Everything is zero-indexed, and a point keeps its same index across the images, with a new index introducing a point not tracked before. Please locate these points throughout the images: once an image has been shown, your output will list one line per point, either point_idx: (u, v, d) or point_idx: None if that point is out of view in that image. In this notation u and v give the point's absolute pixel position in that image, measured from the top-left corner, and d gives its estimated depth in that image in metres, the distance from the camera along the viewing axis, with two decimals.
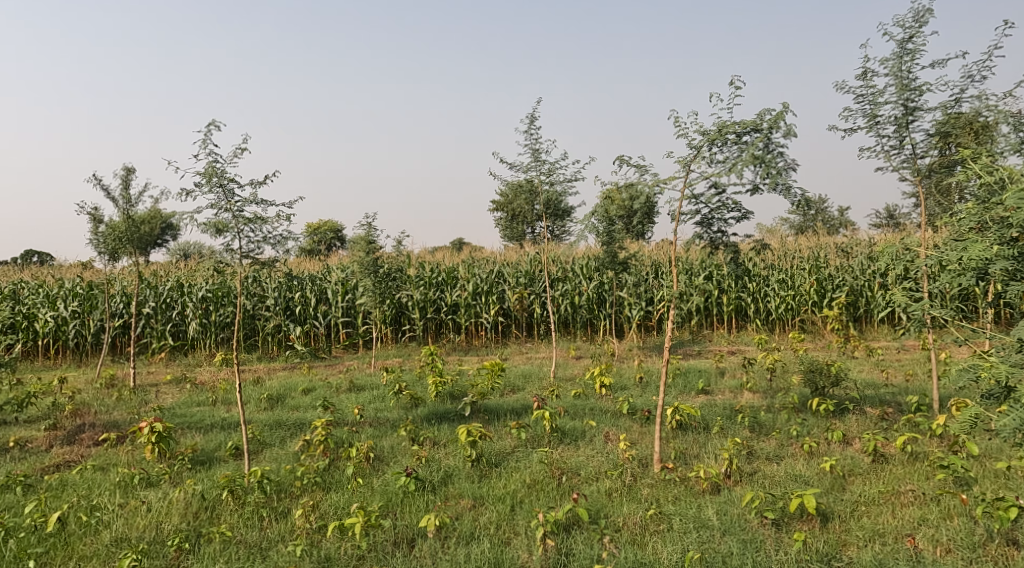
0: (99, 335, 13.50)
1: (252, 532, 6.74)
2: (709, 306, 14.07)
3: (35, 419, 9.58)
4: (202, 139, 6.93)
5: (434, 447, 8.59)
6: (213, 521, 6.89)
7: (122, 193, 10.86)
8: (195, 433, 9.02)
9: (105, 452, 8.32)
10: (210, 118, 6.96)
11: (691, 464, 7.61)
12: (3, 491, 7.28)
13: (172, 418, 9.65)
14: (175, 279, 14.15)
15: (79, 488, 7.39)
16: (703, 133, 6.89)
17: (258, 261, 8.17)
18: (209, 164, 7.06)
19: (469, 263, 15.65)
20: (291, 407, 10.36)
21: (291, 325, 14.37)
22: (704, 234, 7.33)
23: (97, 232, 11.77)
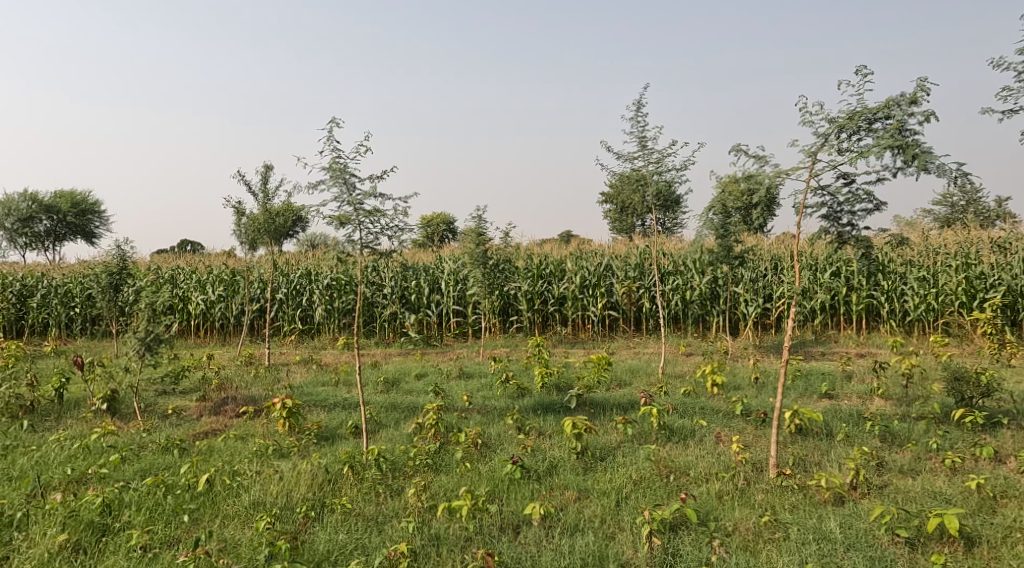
0: (240, 317, 14.63)
1: (369, 506, 7.20)
2: (837, 304, 13.65)
3: (189, 390, 10.61)
4: (327, 137, 7.46)
5: (540, 437, 8.86)
6: (335, 493, 7.41)
7: (262, 187, 11.74)
8: (320, 410, 9.69)
9: (245, 423, 9.09)
10: (335, 117, 7.50)
11: (811, 471, 7.49)
12: (164, 453, 8.16)
13: (301, 396, 10.38)
14: (304, 268, 15.10)
15: (223, 454, 8.14)
16: (832, 121, 6.74)
17: (377, 251, 8.67)
18: (334, 159, 7.59)
19: (578, 255, 15.78)
20: (405, 391, 10.90)
21: (407, 313, 15.07)
22: (831, 227, 7.16)
23: (237, 224, 12.76)
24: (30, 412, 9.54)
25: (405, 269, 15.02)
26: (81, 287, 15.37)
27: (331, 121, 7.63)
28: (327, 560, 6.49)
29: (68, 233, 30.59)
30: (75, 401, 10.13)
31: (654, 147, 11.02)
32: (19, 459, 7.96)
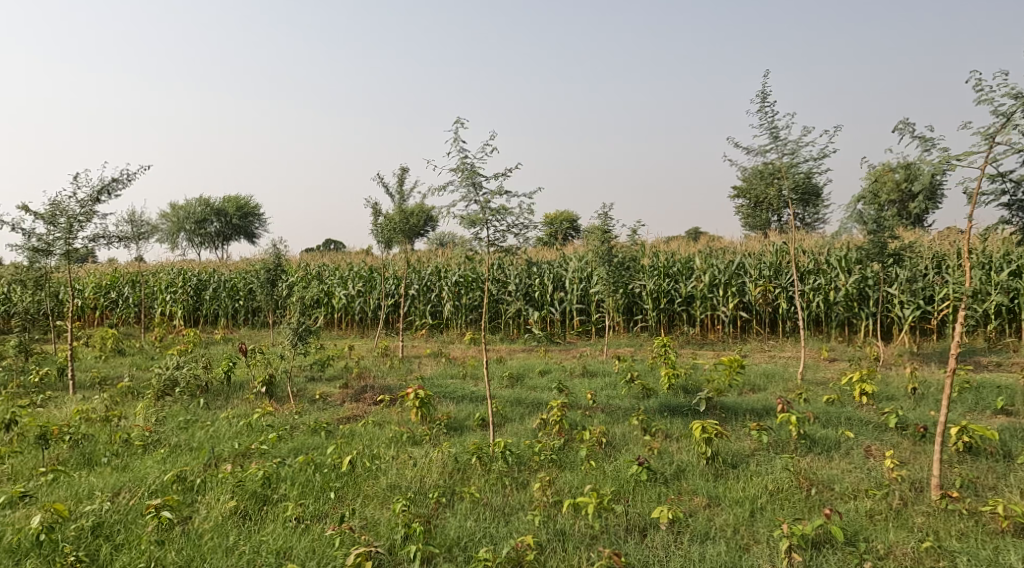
0: (377, 311, 15.17)
1: (496, 497, 7.21)
2: (1015, 308, 12.35)
3: (332, 376, 11.20)
4: (454, 140, 7.59)
5: (667, 440, 8.57)
6: (464, 482, 7.48)
7: (398, 189, 12.04)
8: (449, 402, 9.83)
9: (382, 410, 9.40)
10: (460, 120, 7.62)
11: (983, 496, 6.79)
12: (313, 434, 8.66)
13: (430, 387, 10.59)
14: (434, 264, 15.43)
15: (363, 438, 8.44)
16: (1016, 97, 6.07)
17: (505, 248, 8.69)
18: (463, 161, 7.70)
19: (707, 253, 15.20)
20: (529, 386, 10.88)
21: (530, 310, 15.09)
22: (1012, 218, 6.46)
23: (373, 225, 13.23)
24: (205, 392, 10.72)
25: (529, 267, 15.22)
26: (245, 281, 16.41)
27: (456, 125, 7.75)
28: (457, 546, 6.55)
29: (237, 232, 32.86)
30: (240, 384, 11.20)
31: (789, 138, 10.37)
32: (197, 431, 8.93)
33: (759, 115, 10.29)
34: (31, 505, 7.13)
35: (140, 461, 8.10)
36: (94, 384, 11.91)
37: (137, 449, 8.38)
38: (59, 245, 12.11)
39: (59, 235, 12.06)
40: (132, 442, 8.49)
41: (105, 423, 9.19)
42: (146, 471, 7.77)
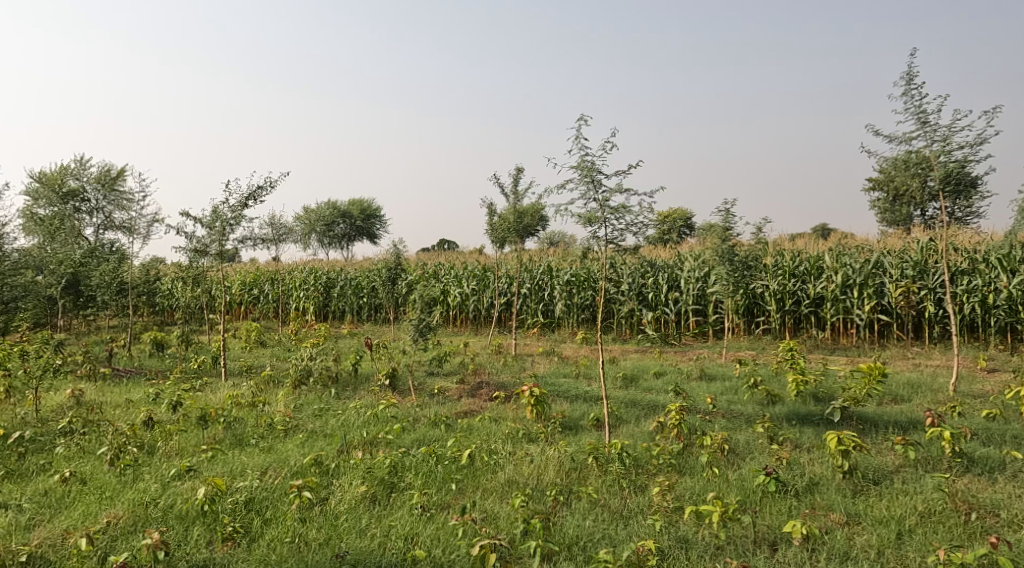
0: (491, 309, 15.24)
1: (614, 499, 7.16)
2: None
3: (450, 371, 11.47)
4: (575, 137, 7.84)
5: (796, 450, 8.09)
6: (581, 481, 7.56)
7: (512, 189, 12.03)
8: (564, 400, 9.77)
9: (497, 406, 9.61)
10: (582, 119, 7.89)
11: None
12: (433, 427, 9.13)
13: (544, 385, 10.47)
14: (546, 262, 15.28)
15: (480, 434, 8.72)
16: None
17: (622, 247, 8.51)
18: (582, 159, 7.90)
19: (840, 250, 14.19)
20: (645, 389, 10.55)
21: (644, 310, 14.70)
22: None
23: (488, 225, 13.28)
24: (336, 381, 11.20)
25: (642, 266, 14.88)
26: (368, 278, 16.98)
27: (578, 124, 8.01)
28: (576, 544, 6.61)
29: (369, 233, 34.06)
30: (366, 375, 11.71)
31: (940, 123, 9.55)
32: (330, 420, 9.62)
33: (906, 99, 9.59)
34: (196, 478, 8.11)
35: (282, 444, 8.96)
36: (243, 371, 12.83)
37: (279, 432, 9.24)
38: (215, 246, 13.20)
39: (215, 239, 13.14)
40: (275, 426, 9.38)
41: (252, 408, 10.13)
42: (288, 454, 8.61)
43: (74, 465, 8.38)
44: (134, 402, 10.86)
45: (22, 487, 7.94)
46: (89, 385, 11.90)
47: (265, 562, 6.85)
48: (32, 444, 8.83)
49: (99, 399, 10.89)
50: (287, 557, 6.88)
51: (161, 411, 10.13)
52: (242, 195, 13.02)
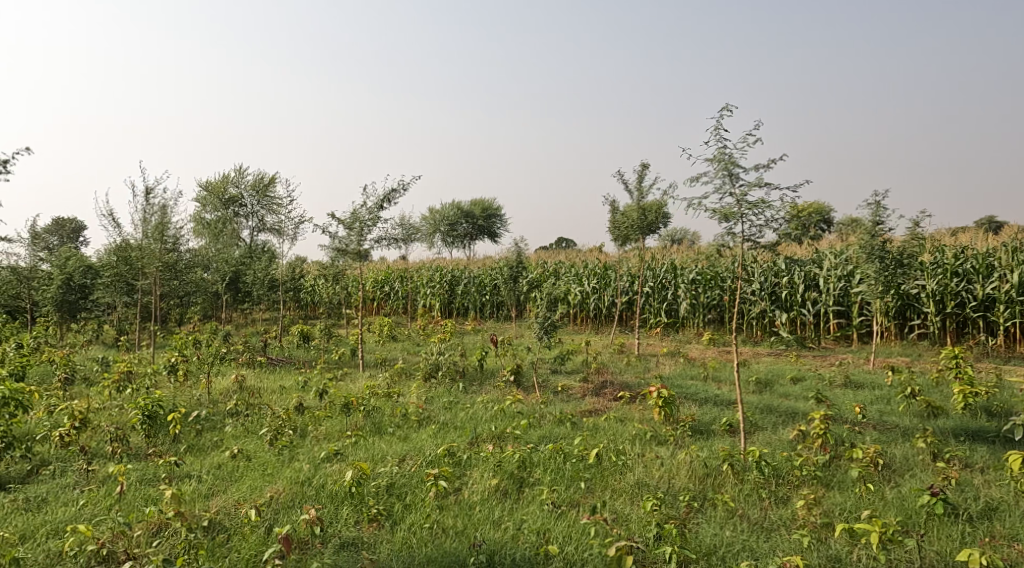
0: (612, 309, 14.80)
1: (753, 509, 6.91)
2: None
3: (573, 370, 11.28)
4: (713, 128, 7.59)
5: (966, 470, 7.34)
6: (716, 489, 7.30)
7: (637, 184, 11.85)
8: (692, 404, 9.51)
9: (622, 407, 9.52)
10: (723, 109, 7.63)
11: None
12: (559, 424, 9.04)
13: (671, 387, 10.25)
14: (669, 261, 14.67)
15: (607, 433, 8.64)
16: None
17: (759, 244, 8.08)
18: (720, 151, 7.64)
19: (1013, 245, 12.74)
20: (781, 394, 9.92)
21: (778, 311, 13.83)
22: None
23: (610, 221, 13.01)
24: (462, 375, 11.21)
25: (776, 264, 13.97)
26: (491, 277, 16.69)
27: (718, 115, 7.77)
28: (714, 554, 6.35)
29: (494, 231, 33.69)
30: (491, 370, 11.60)
31: None
32: (460, 413, 9.67)
33: None
34: (342, 461, 8.43)
35: (417, 433, 9.12)
36: (377, 363, 13.24)
37: (413, 423, 9.38)
38: (354, 245, 13.65)
39: (355, 237, 13.59)
40: (410, 416, 9.57)
41: (388, 399, 10.30)
42: (423, 443, 8.77)
43: (241, 443, 8.94)
44: (288, 388, 11.39)
45: (200, 460, 8.50)
46: (249, 372, 12.66)
47: (407, 544, 6.97)
48: (204, 424, 9.43)
49: (256, 385, 11.53)
50: (426, 541, 7.00)
51: (310, 399, 10.57)
52: (380, 197, 13.42)
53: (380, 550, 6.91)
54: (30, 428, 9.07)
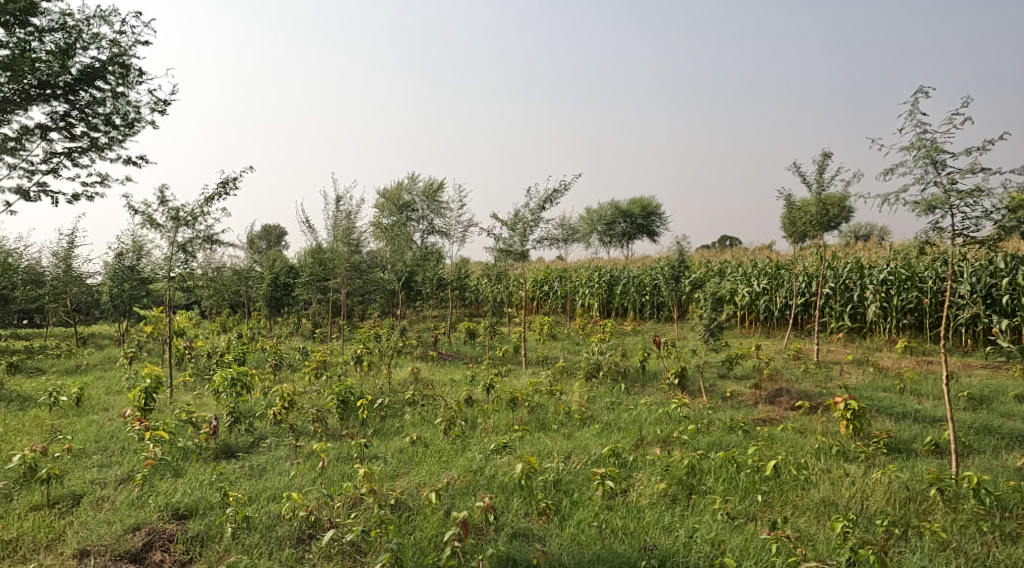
0: (785, 312, 14.09)
1: (971, 544, 6.70)
2: None
3: (742, 375, 10.92)
4: (909, 116, 7.16)
5: None
6: (924, 516, 7.05)
7: (816, 177, 11.29)
8: (886, 418, 8.97)
9: (801, 417, 9.14)
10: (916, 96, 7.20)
11: None
12: (729, 431, 8.84)
13: (860, 399, 9.67)
14: (855, 259, 13.78)
15: (785, 445, 8.37)
16: None
17: (972, 237, 7.47)
18: (919, 139, 7.18)
19: None
20: (1005, 414, 9.12)
21: (994, 316, 12.37)
22: None
23: (785, 216, 12.41)
24: (625, 376, 11.12)
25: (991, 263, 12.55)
26: (651, 276, 15.87)
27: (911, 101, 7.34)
28: None
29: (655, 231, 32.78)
30: (654, 372, 11.27)
31: None
32: (623, 414, 9.72)
33: None
34: (511, 453, 8.74)
35: (580, 432, 9.30)
36: (540, 361, 13.52)
37: (576, 422, 9.56)
38: (518, 246, 14.08)
39: (518, 238, 14.02)
40: (573, 414, 9.74)
41: (551, 396, 10.55)
42: (588, 442, 8.95)
43: (418, 431, 9.51)
44: (457, 381, 11.99)
45: (385, 444, 9.15)
46: (423, 365, 13.42)
47: (576, 541, 7.20)
48: (387, 410, 10.13)
49: (430, 377, 12.21)
50: (596, 539, 7.18)
51: (478, 393, 11.02)
52: (541, 198, 13.75)
53: (551, 542, 7.17)
54: (249, 406, 10.28)
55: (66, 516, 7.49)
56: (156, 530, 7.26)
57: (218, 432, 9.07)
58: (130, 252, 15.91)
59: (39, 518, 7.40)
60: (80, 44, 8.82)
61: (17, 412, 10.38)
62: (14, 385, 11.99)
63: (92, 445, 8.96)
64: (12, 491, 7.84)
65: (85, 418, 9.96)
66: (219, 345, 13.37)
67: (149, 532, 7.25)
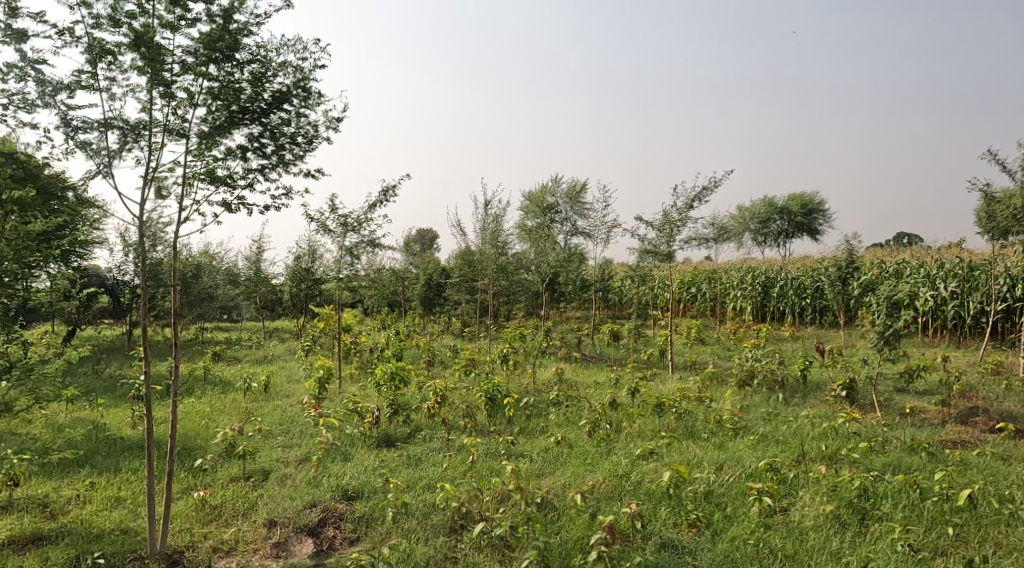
0: (980, 319, 12.62)
1: None
2: None
3: (924, 392, 9.84)
4: None
5: None
6: None
7: None
8: None
9: (1005, 442, 8.07)
10: None
11: None
12: (910, 453, 7.96)
13: None
14: None
15: (983, 472, 7.46)
16: None
17: None
18: None
19: None
20: None
21: None
22: None
23: (981, 211, 11.10)
24: (783, 386, 10.34)
25: None
26: (812, 280, 14.70)
27: None
28: None
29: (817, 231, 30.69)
30: (818, 383, 10.39)
31: None
32: (782, 425, 9.03)
33: None
34: (657, 461, 8.35)
35: (733, 442, 8.74)
36: (687, 366, 12.90)
37: (729, 432, 8.98)
38: (665, 247, 13.53)
39: (665, 239, 13.49)
40: (723, 424, 9.15)
41: (700, 403, 10.01)
42: (742, 454, 8.36)
43: (563, 431, 9.30)
44: (601, 383, 11.68)
45: (530, 443, 9.02)
46: (567, 365, 13.24)
47: (729, 557, 6.72)
48: (532, 410, 10.00)
49: (574, 378, 12.00)
50: (753, 559, 6.67)
51: (623, 396, 10.67)
52: (689, 196, 13.16)
53: (701, 558, 6.73)
54: (406, 399, 10.51)
55: (258, 489, 7.92)
56: (329, 508, 7.48)
57: (380, 422, 9.32)
58: (307, 254, 16.93)
59: (236, 489, 7.88)
60: (273, 72, 6.73)
61: (219, 394, 11.27)
62: (215, 371, 13.07)
63: (277, 428, 9.48)
64: (217, 463, 8.40)
65: (272, 403, 10.59)
66: (380, 341, 13.87)
67: (323, 510, 7.48)
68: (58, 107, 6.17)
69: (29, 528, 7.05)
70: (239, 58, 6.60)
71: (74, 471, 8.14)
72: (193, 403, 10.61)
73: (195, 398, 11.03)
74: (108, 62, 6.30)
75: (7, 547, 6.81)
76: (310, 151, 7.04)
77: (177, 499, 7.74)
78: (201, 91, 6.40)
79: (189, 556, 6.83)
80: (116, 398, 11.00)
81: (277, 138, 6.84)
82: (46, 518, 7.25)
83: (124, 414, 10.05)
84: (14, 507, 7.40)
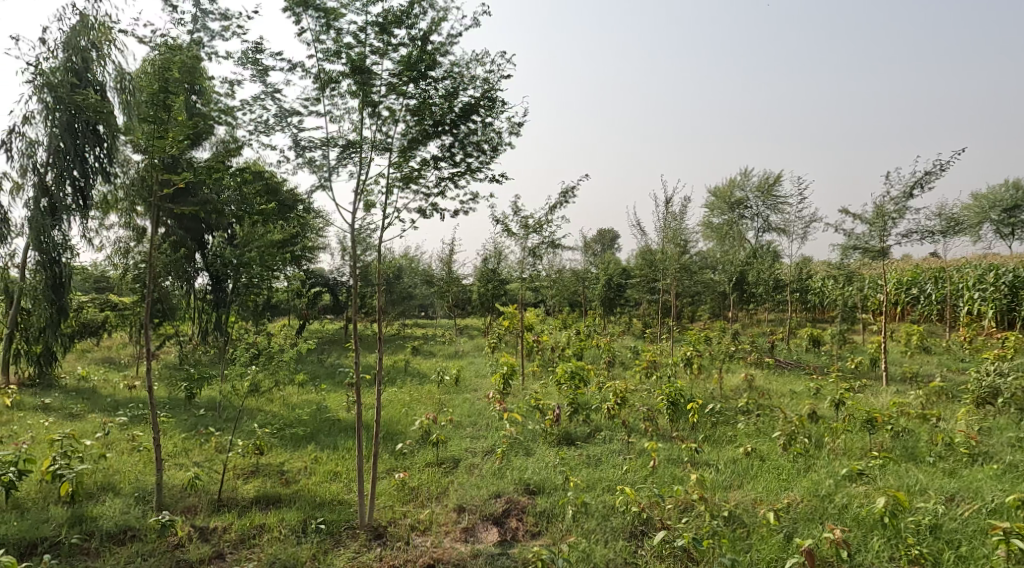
0: None
1: None
2: None
3: None
4: None
5: None
6: None
7: None
8: None
9: None
10: None
11: None
12: None
13: None
14: None
15: None
16: None
17: None
18: None
19: None
20: None
21: None
22: None
23: None
24: None
25: None
26: None
27: None
28: None
29: None
30: None
31: None
32: None
33: None
34: (869, 484, 7.18)
35: (969, 470, 7.39)
36: (904, 379, 11.29)
37: (964, 457, 7.61)
38: (877, 242, 12.00)
39: (878, 233, 11.95)
40: (956, 447, 7.76)
41: (923, 421, 8.62)
42: (980, 485, 7.02)
43: (754, 442, 8.39)
44: (797, 393, 10.52)
45: (716, 452, 8.20)
46: (759, 371, 12.11)
47: None
48: (719, 417, 9.13)
49: (766, 386, 10.92)
50: None
51: (825, 409, 9.48)
52: (906, 185, 11.54)
53: None
54: (587, 398, 10.02)
55: (449, 475, 7.79)
56: (512, 500, 7.16)
57: (560, 420, 8.90)
58: (493, 255, 16.99)
59: (430, 474, 7.79)
60: (462, 87, 6.50)
61: (416, 385, 11.44)
62: (414, 364, 13.43)
63: (466, 420, 9.38)
64: (414, 449, 8.39)
65: (462, 395, 10.57)
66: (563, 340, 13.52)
67: (507, 501, 7.17)
68: (290, 131, 6.32)
69: (269, 489, 7.33)
70: (435, 75, 6.44)
71: (303, 446, 8.42)
72: (394, 393, 10.83)
73: (397, 388, 11.29)
74: (331, 88, 6.36)
75: (254, 505, 7.10)
76: (496, 158, 6.77)
77: (381, 478, 7.78)
78: (403, 108, 6.32)
79: (392, 532, 6.76)
80: (334, 384, 11.50)
81: (466, 148, 6.62)
82: (283, 484, 7.49)
83: (341, 399, 10.40)
84: (259, 472, 7.72)
